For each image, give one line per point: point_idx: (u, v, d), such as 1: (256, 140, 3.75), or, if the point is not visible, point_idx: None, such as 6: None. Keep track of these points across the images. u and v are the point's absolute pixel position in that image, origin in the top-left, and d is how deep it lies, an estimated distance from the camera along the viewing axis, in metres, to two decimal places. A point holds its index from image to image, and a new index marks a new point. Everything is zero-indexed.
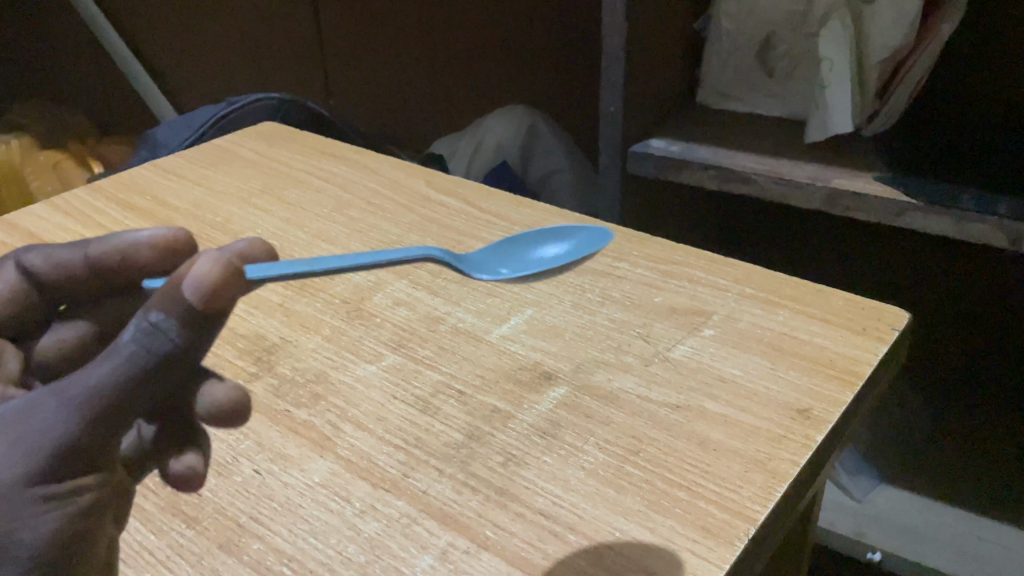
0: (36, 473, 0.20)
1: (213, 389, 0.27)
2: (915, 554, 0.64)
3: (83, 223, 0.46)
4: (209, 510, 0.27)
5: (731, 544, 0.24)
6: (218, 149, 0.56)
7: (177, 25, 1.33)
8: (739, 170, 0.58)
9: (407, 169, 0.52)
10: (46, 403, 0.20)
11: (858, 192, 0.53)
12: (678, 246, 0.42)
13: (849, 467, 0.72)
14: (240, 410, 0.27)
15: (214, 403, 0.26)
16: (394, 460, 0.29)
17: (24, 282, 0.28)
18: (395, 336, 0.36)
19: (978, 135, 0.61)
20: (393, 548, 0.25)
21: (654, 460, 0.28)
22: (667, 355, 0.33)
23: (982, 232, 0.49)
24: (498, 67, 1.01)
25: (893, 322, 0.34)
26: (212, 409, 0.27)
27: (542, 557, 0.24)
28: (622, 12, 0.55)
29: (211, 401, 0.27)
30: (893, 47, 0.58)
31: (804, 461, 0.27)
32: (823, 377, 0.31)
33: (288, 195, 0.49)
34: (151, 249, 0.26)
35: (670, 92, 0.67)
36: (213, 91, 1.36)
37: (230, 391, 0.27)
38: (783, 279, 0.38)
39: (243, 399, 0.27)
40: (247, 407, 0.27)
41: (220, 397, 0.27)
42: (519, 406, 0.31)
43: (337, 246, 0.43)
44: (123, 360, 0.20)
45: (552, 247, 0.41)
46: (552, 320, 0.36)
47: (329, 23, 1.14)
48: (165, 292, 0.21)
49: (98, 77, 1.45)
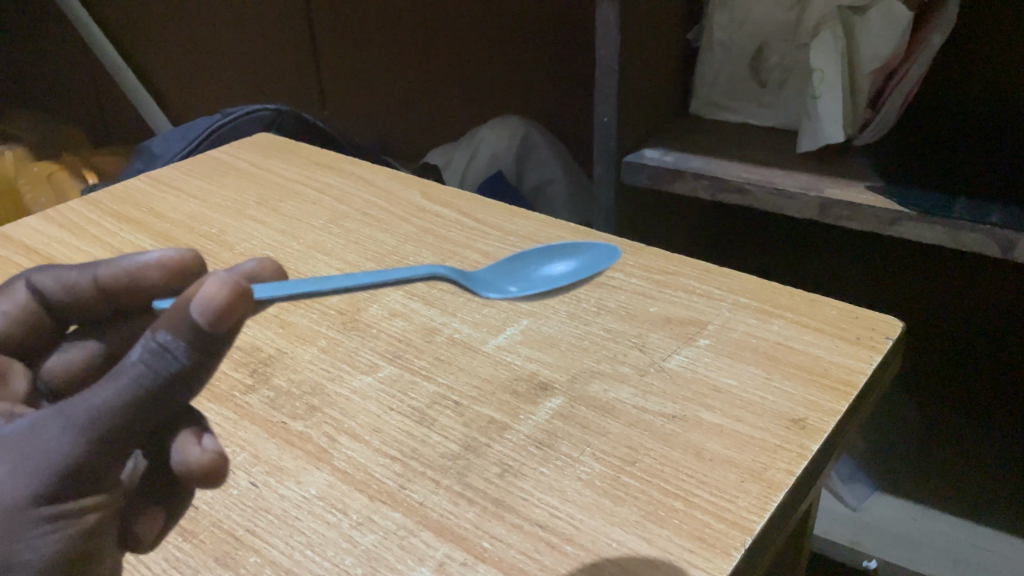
0: (40, 494, 0.20)
1: (188, 446, 0.23)
2: (904, 561, 0.64)
3: (77, 235, 0.46)
4: (205, 524, 0.27)
5: (728, 554, 0.24)
6: (213, 160, 0.56)
7: (170, 36, 1.34)
8: (733, 180, 0.58)
9: (402, 179, 0.53)
10: (53, 422, 0.20)
11: (851, 202, 0.54)
12: (673, 256, 0.42)
13: (844, 475, 0.72)
14: (213, 474, 0.23)
15: (184, 463, 0.23)
16: (390, 472, 0.29)
17: (33, 301, 0.28)
18: (390, 347, 0.36)
19: (970, 146, 0.62)
20: (389, 560, 0.25)
21: (650, 470, 0.28)
22: (662, 365, 0.34)
23: (976, 241, 0.50)
24: (491, 77, 1.01)
25: (887, 331, 0.35)
26: (183, 469, 0.23)
27: (538, 568, 0.24)
28: (615, 23, 0.56)
29: (182, 459, 0.23)
30: (884, 57, 0.59)
31: (800, 471, 0.28)
32: (817, 387, 0.32)
33: (283, 206, 0.49)
34: (160, 271, 0.26)
35: (662, 102, 0.68)
36: (205, 101, 1.37)
37: (204, 452, 0.23)
38: (777, 290, 0.39)
39: (219, 463, 0.23)
40: (219, 472, 0.23)
41: (190, 458, 0.23)
42: (515, 417, 0.31)
43: (332, 258, 0.43)
44: (129, 381, 0.20)
45: (557, 264, 0.41)
46: (548, 330, 0.37)
47: (323, 35, 1.15)
48: (173, 312, 0.21)
49: (91, 87, 1.46)
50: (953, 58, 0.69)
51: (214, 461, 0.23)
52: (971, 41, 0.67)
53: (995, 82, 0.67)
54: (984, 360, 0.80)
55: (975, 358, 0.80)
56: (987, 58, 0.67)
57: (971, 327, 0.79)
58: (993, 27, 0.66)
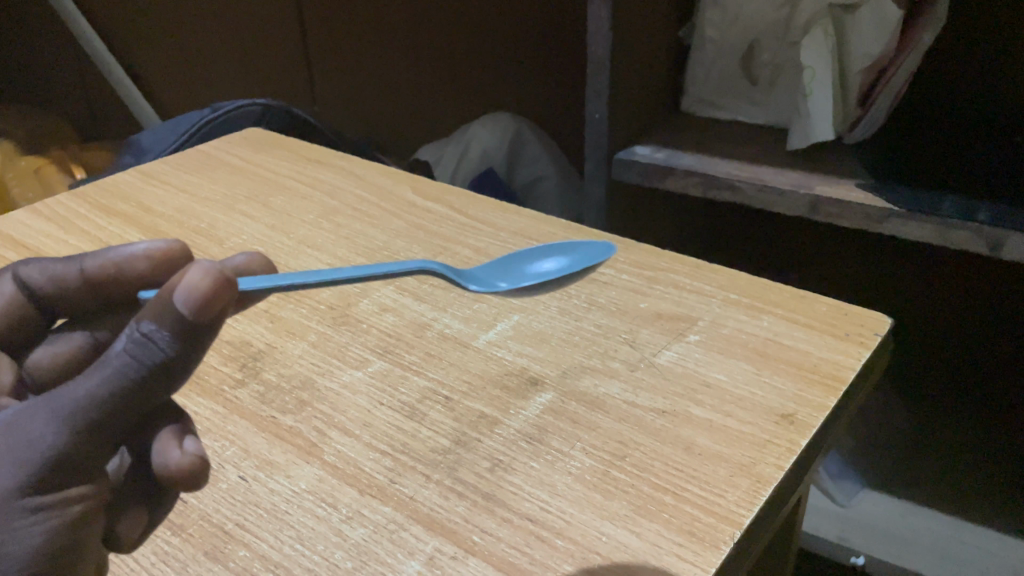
0: (25, 485, 0.20)
1: (168, 449, 0.23)
2: (891, 557, 0.64)
3: (65, 229, 0.45)
4: (194, 518, 0.27)
5: (717, 548, 0.25)
6: (202, 154, 0.56)
7: (158, 30, 1.33)
8: (723, 178, 0.58)
9: (392, 174, 0.53)
10: (36, 413, 0.20)
11: (841, 200, 0.54)
12: (663, 252, 0.42)
13: (833, 471, 0.72)
14: (192, 478, 0.23)
15: (164, 466, 0.22)
16: (380, 466, 0.29)
17: (21, 293, 0.27)
18: (381, 342, 0.36)
19: (958, 145, 0.62)
20: (379, 554, 0.25)
21: (640, 465, 0.28)
22: (653, 361, 0.34)
23: (964, 239, 0.50)
24: (483, 72, 1.01)
25: (875, 327, 0.35)
26: (165, 471, 0.23)
27: (529, 562, 0.24)
28: (606, 19, 0.56)
29: (162, 462, 0.23)
30: (873, 56, 0.59)
31: (789, 465, 0.28)
32: (806, 382, 0.32)
33: (274, 201, 0.49)
34: (148, 262, 0.26)
35: (652, 100, 0.68)
36: (194, 97, 1.36)
37: (184, 455, 0.23)
38: (768, 287, 0.39)
39: (199, 465, 0.23)
40: (199, 475, 0.23)
41: (170, 461, 0.22)
42: (506, 412, 0.31)
43: (322, 252, 0.43)
44: (113, 372, 0.20)
45: (549, 259, 0.41)
46: (539, 326, 0.37)
47: (314, 32, 1.14)
48: (157, 301, 0.20)
49: (78, 80, 1.45)
50: (945, 58, 0.69)
51: (193, 464, 0.22)
52: (961, 41, 0.68)
53: (986, 82, 0.68)
54: (986, 361, 0.80)
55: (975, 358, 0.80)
56: (978, 58, 0.68)
57: (975, 327, 0.79)
58: (984, 26, 0.67)
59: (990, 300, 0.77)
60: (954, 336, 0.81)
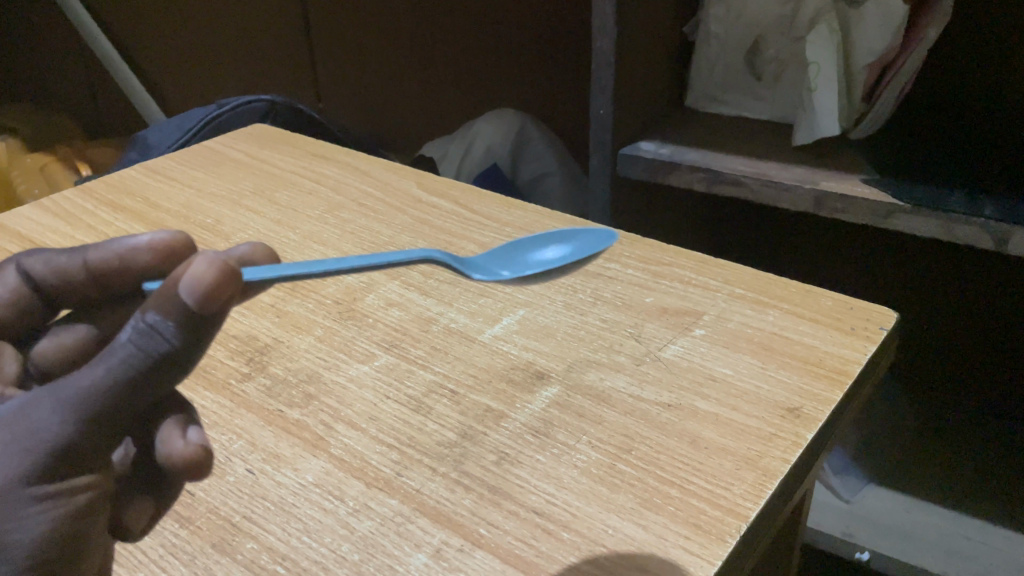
0: (32, 473, 0.20)
1: (171, 439, 0.23)
2: (897, 554, 0.64)
3: (71, 224, 0.46)
4: (201, 510, 0.27)
5: (723, 541, 0.25)
6: (207, 150, 0.56)
7: (163, 28, 1.33)
8: (728, 173, 0.58)
9: (398, 169, 0.53)
10: (42, 402, 0.20)
11: (846, 194, 0.54)
12: (669, 247, 0.42)
13: (838, 467, 0.72)
14: (196, 467, 0.23)
15: (167, 456, 0.22)
16: (387, 460, 0.29)
17: (25, 285, 0.28)
18: (386, 337, 0.36)
19: (966, 141, 0.62)
20: (386, 547, 0.25)
21: (646, 458, 0.28)
22: (658, 355, 0.34)
23: (971, 234, 0.50)
24: (487, 68, 1.01)
25: (881, 322, 0.35)
26: (168, 461, 0.23)
27: (536, 555, 0.25)
28: (611, 15, 0.56)
29: (166, 452, 0.23)
30: (878, 51, 0.59)
31: (794, 459, 0.28)
32: (812, 376, 0.32)
33: (279, 196, 0.49)
34: (150, 254, 0.26)
35: (657, 95, 0.68)
36: (198, 94, 1.37)
37: (187, 445, 0.23)
38: (774, 280, 0.39)
39: (202, 455, 0.23)
40: (203, 465, 0.23)
41: (174, 451, 0.22)
42: (512, 405, 0.31)
43: (327, 247, 0.43)
44: (119, 361, 0.20)
45: (552, 249, 0.42)
46: (545, 320, 0.37)
47: (318, 28, 1.14)
48: (162, 292, 0.20)
49: (84, 78, 1.45)
50: (951, 53, 0.69)
51: (196, 455, 0.22)
52: (968, 38, 0.68)
53: (993, 79, 0.68)
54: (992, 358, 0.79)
55: (980, 355, 0.80)
56: (988, 54, 0.67)
57: (978, 325, 0.80)
58: (991, 22, 0.66)
59: (997, 299, 0.77)
60: (959, 335, 0.81)
